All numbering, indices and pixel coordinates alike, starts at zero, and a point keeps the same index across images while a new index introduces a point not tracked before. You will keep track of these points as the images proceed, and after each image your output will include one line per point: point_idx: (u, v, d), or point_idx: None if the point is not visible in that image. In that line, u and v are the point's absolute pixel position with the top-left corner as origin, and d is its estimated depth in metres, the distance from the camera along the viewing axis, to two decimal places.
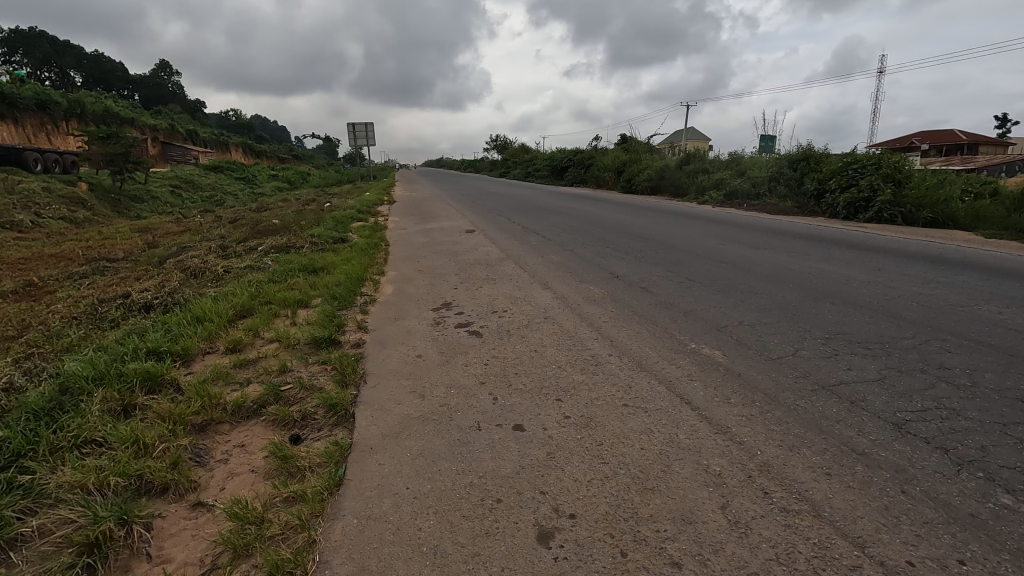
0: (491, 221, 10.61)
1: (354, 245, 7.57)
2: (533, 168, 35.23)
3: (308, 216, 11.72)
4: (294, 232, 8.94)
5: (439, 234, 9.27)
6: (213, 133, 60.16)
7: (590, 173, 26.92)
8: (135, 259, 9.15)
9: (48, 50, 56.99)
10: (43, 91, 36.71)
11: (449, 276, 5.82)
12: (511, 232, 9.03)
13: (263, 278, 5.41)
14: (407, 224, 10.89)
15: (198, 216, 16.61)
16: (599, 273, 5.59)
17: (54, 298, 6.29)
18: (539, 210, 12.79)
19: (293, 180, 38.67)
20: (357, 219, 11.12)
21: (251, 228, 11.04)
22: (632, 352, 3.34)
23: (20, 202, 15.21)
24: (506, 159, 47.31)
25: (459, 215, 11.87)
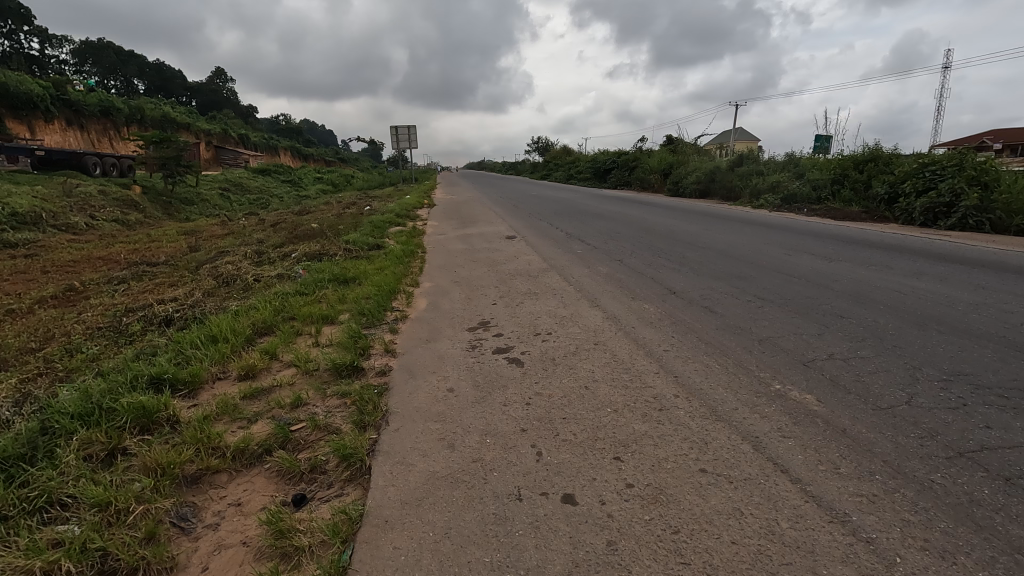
0: (533, 226, 10.13)
1: (389, 252, 7.22)
2: (576, 171, 34.59)
3: (346, 220, 11.52)
4: (330, 237, 8.70)
5: (478, 240, 8.83)
6: (264, 137, 62.10)
7: (635, 175, 26.05)
8: (175, 263, 9.13)
9: (114, 60, 60.45)
10: (108, 99, 38.76)
11: (487, 288, 5.37)
12: (555, 239, 8.52)
13: (290, 290, 5.08)
14: (445, 229, 10.53)
15: (243, 219, 16.82)
16: (654, 289, 5.02)
17: (88, 304, 6.19)
18: (583, 215, 12.23)
19: (338, 183, 39.25)
20: (395, 224, 10.85)
21: (289, 232, 10.93)
22: (703, 394, 2.78)
23: (77, 205, 15.75)
24: (548, 161, 46.72)
25: (500, 219, 11.44)
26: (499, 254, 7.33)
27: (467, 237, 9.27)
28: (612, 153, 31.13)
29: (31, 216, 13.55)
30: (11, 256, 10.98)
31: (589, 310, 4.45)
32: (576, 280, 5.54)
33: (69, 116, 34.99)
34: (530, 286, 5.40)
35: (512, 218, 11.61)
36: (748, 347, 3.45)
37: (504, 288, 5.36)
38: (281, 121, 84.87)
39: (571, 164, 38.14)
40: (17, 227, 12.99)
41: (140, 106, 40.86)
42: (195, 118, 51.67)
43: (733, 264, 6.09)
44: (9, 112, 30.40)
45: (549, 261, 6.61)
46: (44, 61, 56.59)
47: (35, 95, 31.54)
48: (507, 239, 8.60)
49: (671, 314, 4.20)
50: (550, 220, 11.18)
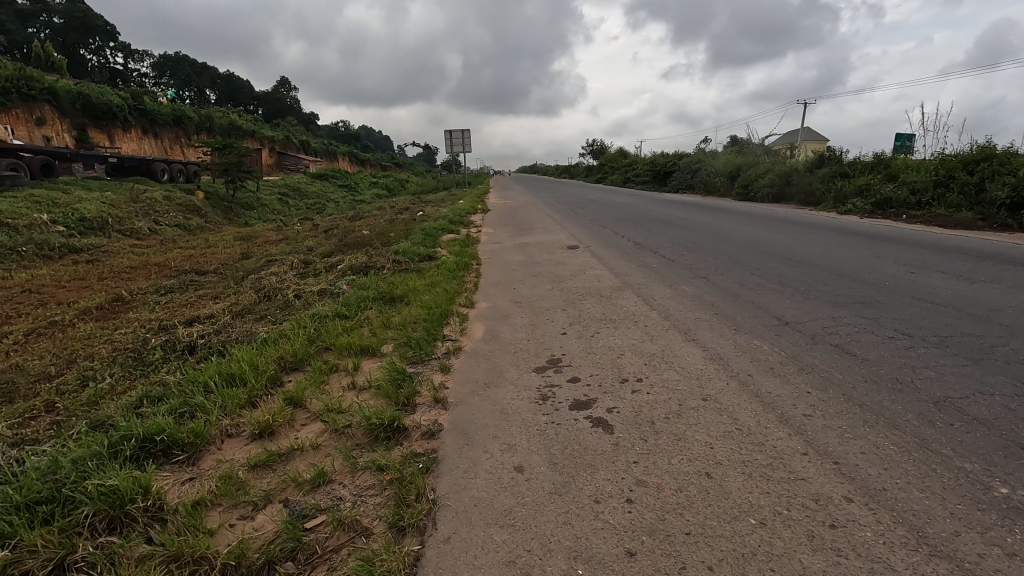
0: (596, 235, 9.31)
1: (441, 265, 6.59)
2: (633, 174, 33.35)
3: (398, 227, 11.07)
4: (380, 247, 8.19)
5: (538, 250, 8.08)
6: (324, 143, 63.93)
7: (698, 178, 24.60)
8: (223, 271, 8.89)
9: (189, 72, 63.97)
10: (180, 108, 40.76)
11: (553, 311, 4.60)
12: (622, 249, 7.68)
13: (330, 310, 4.49)
14: (501, 236, 9.86)
15: (298, 224, 16.82)
16: (758, 316, 4.13)
17: (127, 319, 5.85)
18: (648, 221, 11.30)
19: (393, 187, 39.53)
20: (447, 231, 10.28)
21: (340, 239, 10.57)
22: (891, 500, 1.89)
23: (142, 211, 16.14)
24: (603, 164, 45.46)
25: (559, 227, 10.68)
26: (563, 267, 6.56)
27: (525, 247, 8.55)
28: (673, 155, 29.68)
29: (98, 221, 13.92)
30: (75, 261, 11.16)
31: (682, 345, 3.60)
32: (658, 302, 4.70)
33: (145, 125, 36.85)
34: (603, 308, 4.60)
35: (572, 225, 10.83)
36: (921, 411, 2.52)
37: (574, 310, 4.58)
38: (340, 127, 87.28)
39: (629, 167, 36.80)
40: (85, 232, 13.34)
41: (209, 115, 42.65)
42: (259, 125, 53.64)
43: (846, 285, 5.08)
44: (91, 122, 32.24)
45: (621, 277, 5.77)
46: (126, 74, 60.37)
47: (114, 105, 33.34)
48: (569, 250, 7.81)
49: (793, 355, 3.30)
50: (614, 227, 10.34)
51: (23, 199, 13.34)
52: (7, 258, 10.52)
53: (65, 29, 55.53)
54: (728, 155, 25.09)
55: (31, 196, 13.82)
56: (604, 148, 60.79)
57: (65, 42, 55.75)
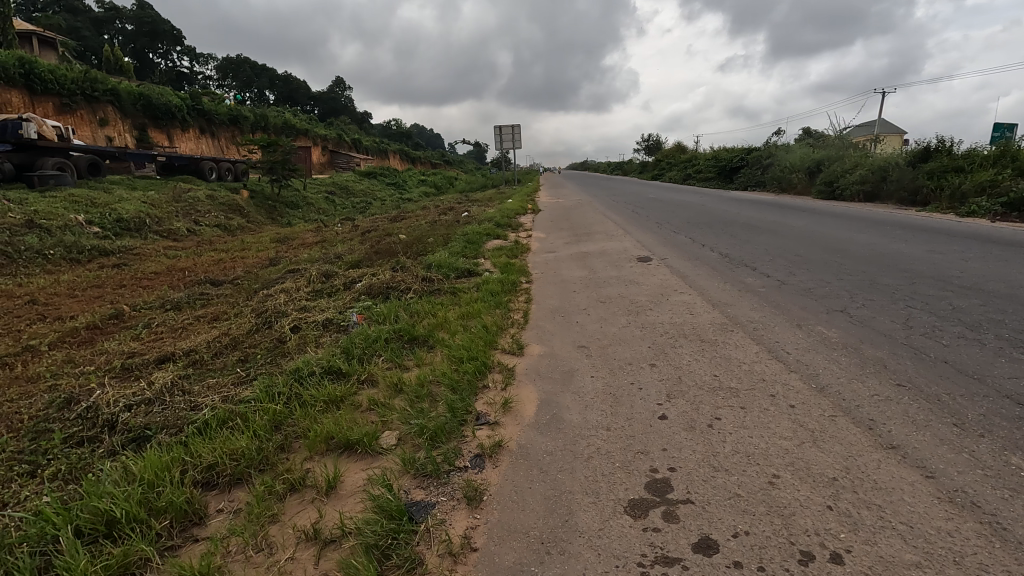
0: (669, 243, 7.81)
1: (483, 285, 5.25)
2: (694, 170, 31.20)
3: (437, 232, 9.86)
4: (412, 258, 6.96)
5: (600, 263, 6.63)
6: (376, 141, 64.33)
7: (771, 175, 22.27)
8: (239, 281, 7.90)
9: (249, 74, 65.79)
10: (237, 109, 41.49)
11: (637, 368, 3.18)
12: (708, 263, 6.18)
13: (323, 359, 3.23)
14: (557, 243, 8.47)
15: (338, 225, 15.97)
16: (979, 397, 2.56)
17: (103, 347, 4.83)
18: (728, 225, 9.63)
19: (440, 185, 38.76)
20: (492, 236, 8.97)
21: (373, 246, 9.45)
22: None
23: (183, 211, 15.72)
24: (660, 159, 43.03)
25: (622, 231, 9.22)
26: (637, 290, 5.11)
27: (584, 258, 7.13)
28: (740, 149, 27.28)
29: (135, 221, 13.47)
30: (102, 265, 10.56)
31: (877, 457, 2.11)
32: (793, 356, 3.18)
33: (203, 125, 37.57)
34: (712, 365, 3.13)
35: (637, 230, 9.35)
36: None
37: (668, 369, 3.14)
38: (392, 126, 87.82)
39: (689, 163, 34.44)
40: (120, 233, 12.87)
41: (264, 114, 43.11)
42: (313, 123, 54.21)
43: None
44: (150, 122, 32.97)
45: (722, 309, 4.27)
46: (190, 77, 62.57)
47: (173, 106, 33.99)
48: (640, 264, 6.34)
49: None
50: (688, 233, 8.79)
51: (60, 199, 13.00)
52: (32, 261, 10.00)
53: (135, 35, 57.99)
54: (805, 149, 22.63)
55: (70, 196, 13.50)
56: (661, 144, 58.02)
57: (135, 47, 58.22)
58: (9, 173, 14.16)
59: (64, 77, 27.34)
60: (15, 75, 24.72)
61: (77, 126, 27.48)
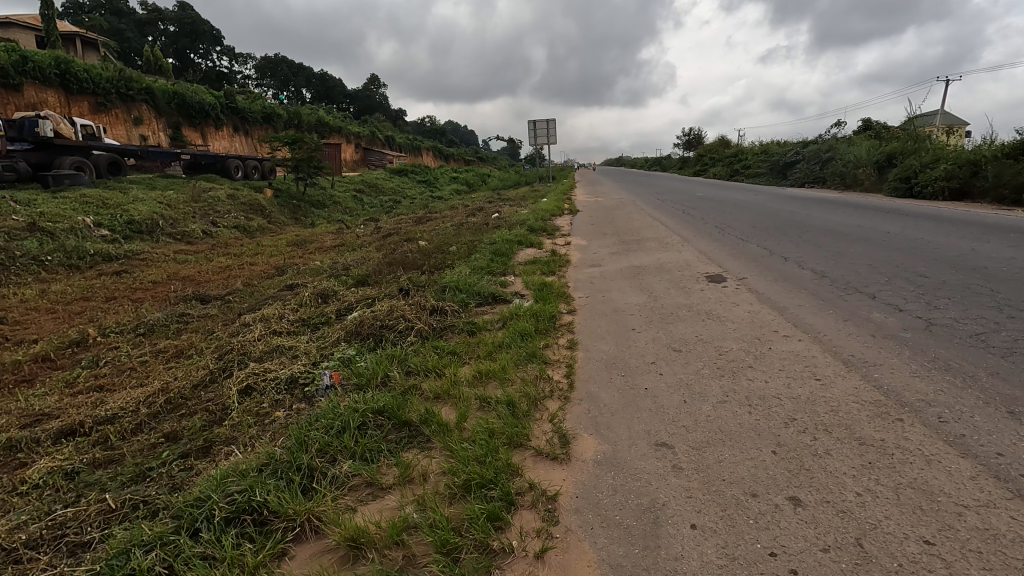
0: (740, 254, 6.41)
1: (510, 321, 3.98)
2: (742, 165, 29.19)
3: (461, 239, 8.63)
4: (428, 275, 5.73)
5: (660, 284, 5.28)
6: (409, 138, 63.81)
7: (832, 170, 20.20)
8: (231, 297, 6.84)
9: (285, 73, 66.27)
10: (271, 106, 41.36)
11: (771, 508, 1.84)
12: (803, 287, 4.78)
13: (246, 475, 2.02)
14: (601, 253, 7.13)
15: (361, 227, 14.99)
16: None
17: (21, 397, 3.77)
18: (806, 231, 8.10)
19: (472, 182, 37.69)
20: (524, 244, 7.69)
21: (389, 254, 8.32)
22: None
23: (201, 211, 15.04)
24: (703, 154, 40.74)
25: (678, 238, 7.82)
26: (722, 330, 3.75)
27: (636, 275, 5.79)
28: (794, 143, 25.15)
29: (147, 224, 12.75)
30: (102, 272, 9.76)
31: None
32: None
33: (237, 123, 37.47)
34: (909, 514, 1.77)
35: (696, 236, 7.95)
36: None
37: (828, 512, 1.80)
38: (425, 122, 87.35)
39: (736, 157, 32.25)
40: (130, 236, 12.17)
41: (297, 111, 42.82)
42: (346, 121, 53.97)
43: None
44: (184, 121, 32.89)
45: (863, 373, 2.87)
46: (229, 76, 63.33)
47: (207, 104, 33.84)
48: (713, 287, 4.97)
49: None
50: (760, 240, 7.32)
51: (71, 200, 12.38)
52: (27, 267, 9.23)
53: (177, 36, 58.95)
54: (872, 142, 20.50)
55: (82, 196, 12.86)
56: (702, 138, 55.35)
57: (176, 47, 59.15)
58: (25, 173, 13.63)
59: (98, 76, 27.33)
60: (50, 74, 24.75)
61: (111, 125, 27.47)
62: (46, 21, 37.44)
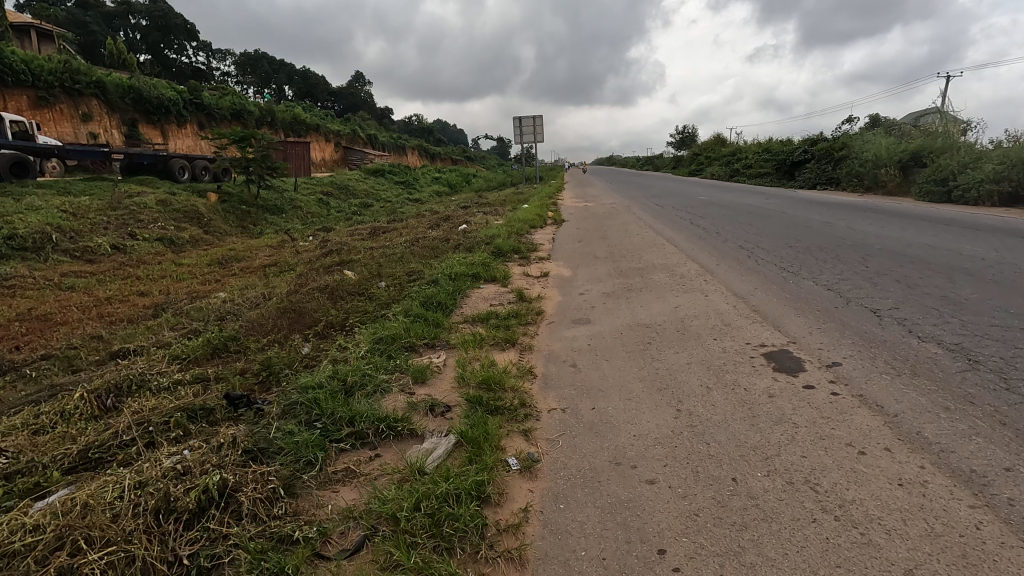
0: (798, 302, 4.27)
1: (375, 536, 1.73)
2: (743, 163, 27.20)
3: (400, 266, 6.39)
4: (306, 357, 3.47)
5: (692, 371, 3.07)
6: (393, 136, 61.43)
7: (847, 170, 18.12)
8: (35, 367, 4.55)
9: (263, 70, 63.62)
10: (241, 102, 38.83)
11: None
12: (959, 390, 2.60)
13: None
14: (590, 296, 4.93)
15: (309, 239, 12.70)
16: None
17: None
18: (868, 256, 5.96)
19: (455, 183, 35.45)
20: (481, 277, 5.50)
21: (300, 288, 6.06)
22: None
23: (118, 221, 12.72)
24: (699, 153, 38.67)
25: (698, 270, 5.67)
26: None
27: (646, 343, 3.59)
28: (801, 140, 23.07)
29: (35, 238, 10.40)
30: None
31: None
32: None
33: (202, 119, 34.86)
34: None
35: (721, 265, 5.81)
36: None
37: None
38: (411, 121, 84.90)
39: (735, 157, 30.18)
40: (9, 254, 9.82)
41: (269, 107, 40.23)
42: (325, 118, 51.54)
43: None
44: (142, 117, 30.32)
45: None
46: (203, 72, 60.47)
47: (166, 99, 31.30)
48: (791, 389, 2.76)
49: None
50: (816, 275, 5.19)
51: None
52: None
53: (148, 30, 56.20)
54: (890, 139, 18.49)
55: None
56: (696, 135, 53.35)
57: (145, 41, 56.29)
58: None
59: (39, 68, 24.74)
60: None
61: (53, 122, 24.85)
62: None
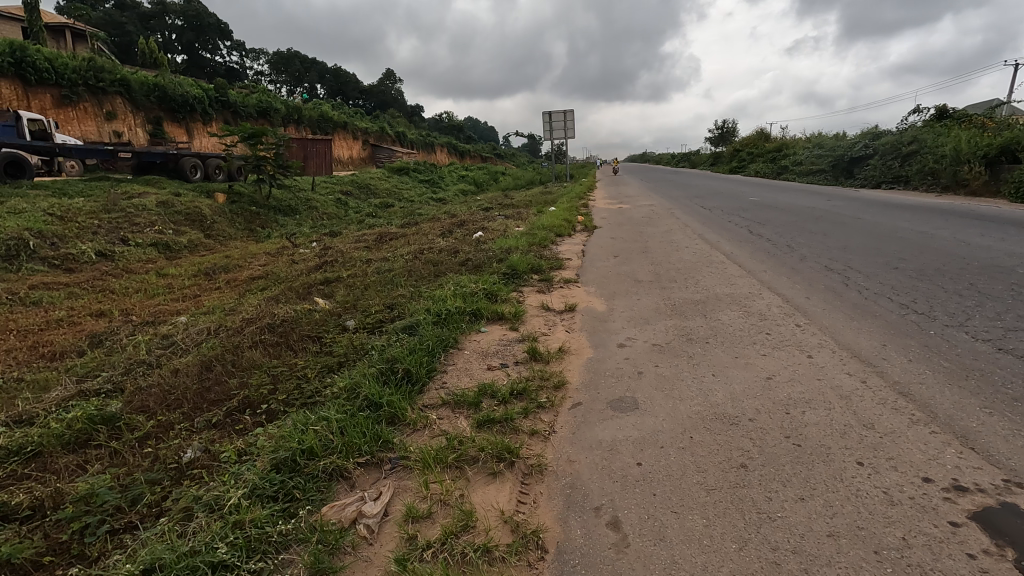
0: (968, 378, 2.71)
1: None
2: (792, 159, 25.03)
3: (388, 293, 5.02)
4: (164, 485, 2.09)
5: (846, 566, 1.59)
6: (422, 134, 60.54)
7: (919, 167, 15.98)
8: None
9: (294, 68, 63.58)
10: (268, 99, 38.35)
11: None
12: None
13: None
14: (634, 350, 3.44)
15: (312, 245, 11.48)
16: None
17: None
18: (1021, 286, 4.31)
19: (482, 181, 34.14)
20: (483, 316, 4.07)
21: (257, 321, 4.73)
22: None
23: (111, 224, 11.79)
24: (740, 149, 36.40)
25: (781, 307, 4.10)
26: None
27: (739, 469, 2.09)
28: (860, 133, 20.82)
29: (10, 245, 9.46)
30: None
31: None
32: None
33: None
34: None
35: (815, 300, 4.23)
36: None
37: None
38: (442, 118, 84.07)
39: (783, 153, 27.92)
40: None
41: (295, 105, 39.58)
42: (354, 116, 50.96)
43: None
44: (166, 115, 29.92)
45: None
46: (236, 71, 60.70)
47: None
48: None
49: None
50: (963, 323, 3.59)
51: None
52: None
53: (182, 30, 56.65)
54: (970, 131, 16.25)
55: None
56: (736, 131, 50.74)
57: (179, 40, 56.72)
58: None
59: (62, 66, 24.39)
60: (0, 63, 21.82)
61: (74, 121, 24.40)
62: (29, 10, 34.90)
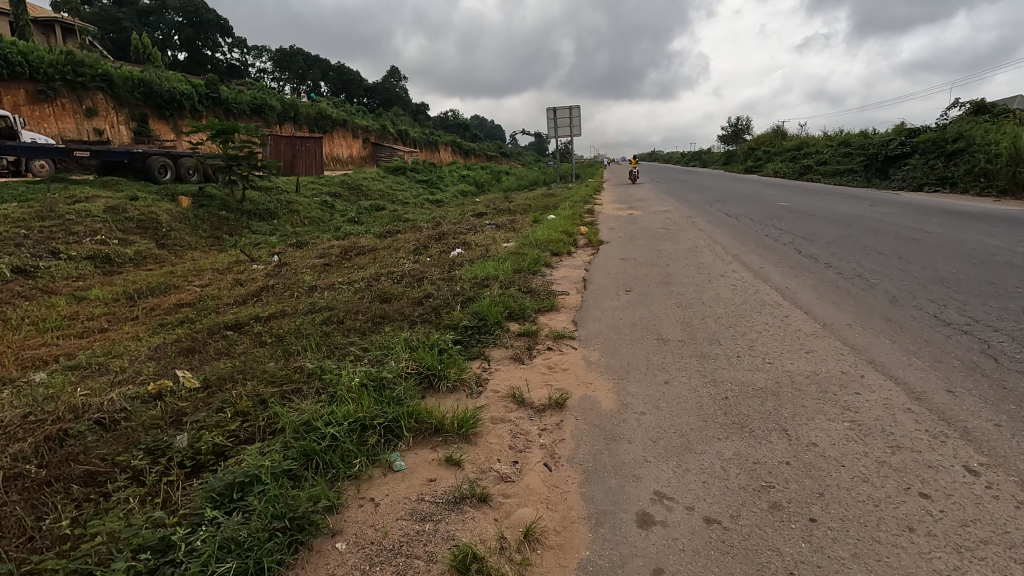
0: None
1: None
2: (817, 158, 23.18)
3: (286, 362, 3.34)
4: None
5: None
6: (425, 132, 59.00)
7: (968, 167, 14.10)
8: None
9: (295, 65, 62.22)
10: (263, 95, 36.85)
11: None
12: None
13: None
14: (670, 547, 1.74)
15: (271, 259, 9.86)
16: None
17: None
18: None
19: (485, 181, 32.50)
20: (401, 433, 2.38)
21: (71, 407, 3.05)
22: None
23: (41, 233, 10.25)
24: (755, 148, 34.55)
25: (919, 420, 2.38)
26: None
27: None
28: (894, 130, 18.89)
29: None
30: None
31: None
32: None
33: None
34: None
35: (967, 400, 2.51)
36: None
37: None
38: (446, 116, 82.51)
39: (804, 151, 25.94)
40: None
41: (291, 102, 38.12)
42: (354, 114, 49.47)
43: None
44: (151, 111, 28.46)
45: None
46: (235, 68, 59.42)
47: None
48: None
49: None
50: None
51: None
52: None
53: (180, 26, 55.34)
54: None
55: None
56: (749, 129, 48.71)
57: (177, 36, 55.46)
58: None
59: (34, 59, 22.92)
60: None
61: None
62: (15, 4, 33.61)
